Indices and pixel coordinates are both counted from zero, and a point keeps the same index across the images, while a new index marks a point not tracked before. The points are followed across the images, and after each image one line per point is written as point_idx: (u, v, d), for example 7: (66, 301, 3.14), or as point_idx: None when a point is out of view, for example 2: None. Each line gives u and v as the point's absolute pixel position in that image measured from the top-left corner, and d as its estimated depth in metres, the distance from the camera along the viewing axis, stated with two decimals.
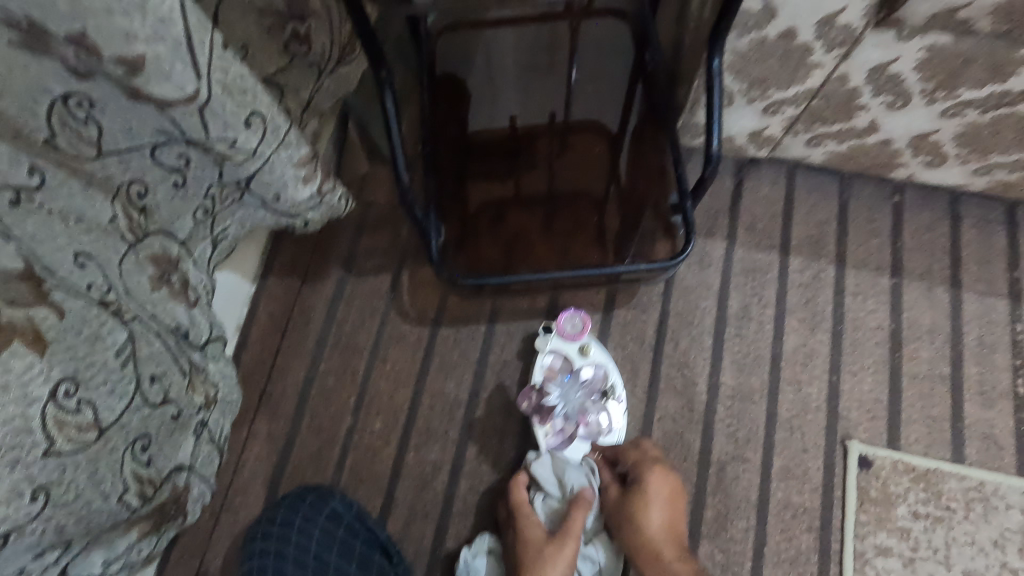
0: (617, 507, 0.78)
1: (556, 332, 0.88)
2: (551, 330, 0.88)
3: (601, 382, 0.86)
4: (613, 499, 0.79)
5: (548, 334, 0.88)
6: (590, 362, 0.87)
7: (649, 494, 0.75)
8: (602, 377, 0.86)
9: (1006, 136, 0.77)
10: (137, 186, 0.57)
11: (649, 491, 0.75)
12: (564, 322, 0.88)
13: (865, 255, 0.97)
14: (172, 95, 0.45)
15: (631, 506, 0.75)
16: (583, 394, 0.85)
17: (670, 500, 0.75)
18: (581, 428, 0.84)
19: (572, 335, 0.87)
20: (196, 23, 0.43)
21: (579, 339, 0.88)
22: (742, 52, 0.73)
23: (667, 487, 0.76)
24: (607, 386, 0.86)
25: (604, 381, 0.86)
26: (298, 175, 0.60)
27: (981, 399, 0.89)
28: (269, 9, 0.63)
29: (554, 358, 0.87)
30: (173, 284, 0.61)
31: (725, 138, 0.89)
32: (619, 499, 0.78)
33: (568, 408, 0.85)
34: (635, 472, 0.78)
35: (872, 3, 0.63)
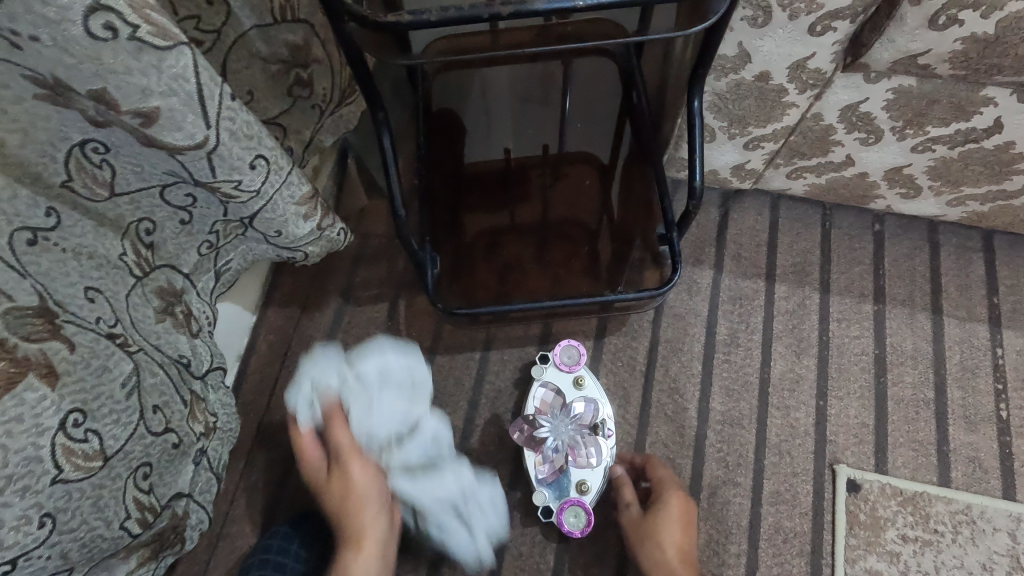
0: (637, 524, 0.81)
1: (549, 365, 0.90)
2: (544, 361, 0.90)
3: (591, 417, 0.87)
4: (631, 514, 0.82)
5: (541, 366, 0.90)
6: (582, 396, 0.89)
7: (668, 517, 0.79)
8: (594, 412, 0.87)
9: (975, 169, 0.81)
10: (145, 224, 0.60)
11: (671, 511, 0.79)
12: (558, 355, 0.90)
13: (848, 282, 1.00)
14: (182, 143, 0.48)
15: (653, 527, 0.79)
16: (575, 428, 0.86)
17: (685, 526, 0.79)
18: (570, 460, 0.86)
19: (565, 368, 0.89)
20: (209, 79, 0.46)
21: (574, 371, 0.90)
22: (720, 92, 0.77)
23: (687, 512, 0.80)
24: (599, 422, 0.87)
25: (597, 418, 0.87)
26: (299, 212, 0.63)
27: (964, 422, 0.91)
28: (274, 58, 0.66)
29: (547, 391, 0.89)
30: (177, 316, 0.64)
31: (709, 171, 0.93)
32: (639, 518, 0.81)
33: (558, 441, 0.86)
34: (658, 491, 0.82)
35: (839, 51, 0.67)
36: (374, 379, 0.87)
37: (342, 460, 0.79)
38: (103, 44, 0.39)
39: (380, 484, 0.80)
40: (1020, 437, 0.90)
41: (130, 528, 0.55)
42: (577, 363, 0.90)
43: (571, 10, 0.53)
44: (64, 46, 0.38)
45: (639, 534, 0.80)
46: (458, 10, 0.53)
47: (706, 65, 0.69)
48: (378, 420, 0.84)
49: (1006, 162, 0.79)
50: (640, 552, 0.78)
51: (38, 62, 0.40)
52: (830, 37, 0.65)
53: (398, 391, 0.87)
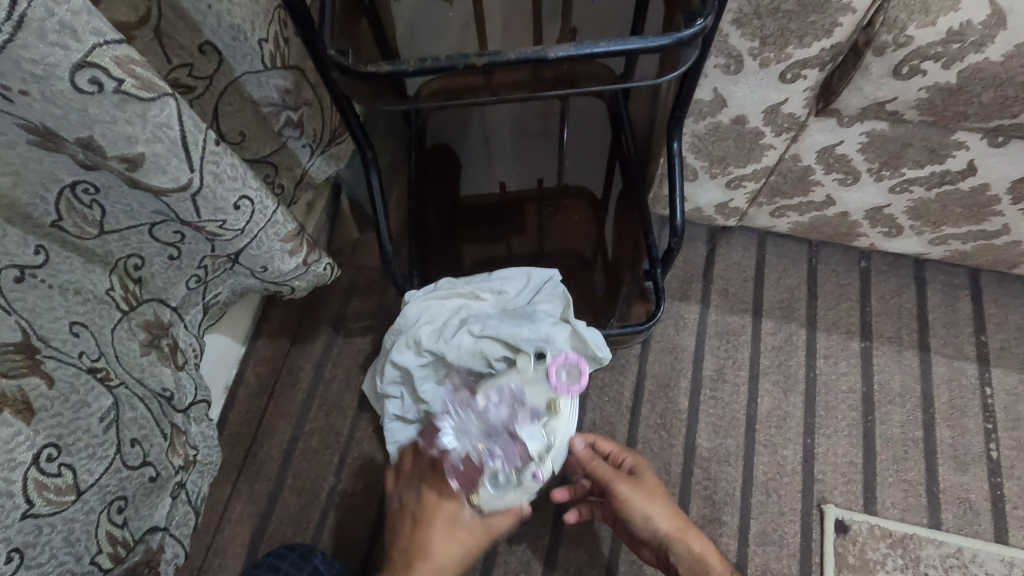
0: (633, 482, 0.75)
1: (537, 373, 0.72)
2: (539, 367, 0.74)
3: (508, 463, 0.69)
4: (627, 482, 0.75)
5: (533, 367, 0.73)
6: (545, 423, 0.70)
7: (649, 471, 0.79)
8: (535, 447, 0.69)
9: (954, 210, 0.82)
10: (134, 259, 0.62)
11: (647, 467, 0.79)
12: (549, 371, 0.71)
13: (835, 318, 1.00)
14: (167, 185, 0.50)
15: (649, 479, 0.77)
16: (490, 446, 0.69)
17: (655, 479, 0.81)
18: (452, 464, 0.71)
19: (550, 380, 0.71)
20: (193, 126, 0.48)
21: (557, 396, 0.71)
22: (700, 134, 0.79)
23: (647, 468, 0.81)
24: (529, 459, 0.69)
25: (534, 452, 0.69)
26: (284, 248, 0.67)
27: (954, 462, 0.90)
28: (265, 101, 0.68)
29: (510, 405, 0.71)
30: (163, 348, 0.66)
31: (694, 208, 0.95)
32: (630, 481, 0.75)
33: (457, 450, 0.71)
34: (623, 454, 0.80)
35: (810, 96, 0.69)
36: (513, 322, 0.82)
37: (433, 517, 0.71)
38: (90, 97, 0.41)
39: (456, 547, 0.71)
40: (1011, 478, 0.89)
41: (100, 563, 0.56)
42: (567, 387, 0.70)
43: (543, 61, 0.54)
44: (52, 99, 0.40)
45: (646, 494, 0.74)
46: (436, 61, 0.54)
47: (683, 111, 0.71)
48: (480, 349, 0.82)
49: (984, 204, 0.80)
50: (654, 509, 0.74)
51: (28, 112, 0.42)
52: (801, 84, 0.67)
53: (502, 346, 0.82)
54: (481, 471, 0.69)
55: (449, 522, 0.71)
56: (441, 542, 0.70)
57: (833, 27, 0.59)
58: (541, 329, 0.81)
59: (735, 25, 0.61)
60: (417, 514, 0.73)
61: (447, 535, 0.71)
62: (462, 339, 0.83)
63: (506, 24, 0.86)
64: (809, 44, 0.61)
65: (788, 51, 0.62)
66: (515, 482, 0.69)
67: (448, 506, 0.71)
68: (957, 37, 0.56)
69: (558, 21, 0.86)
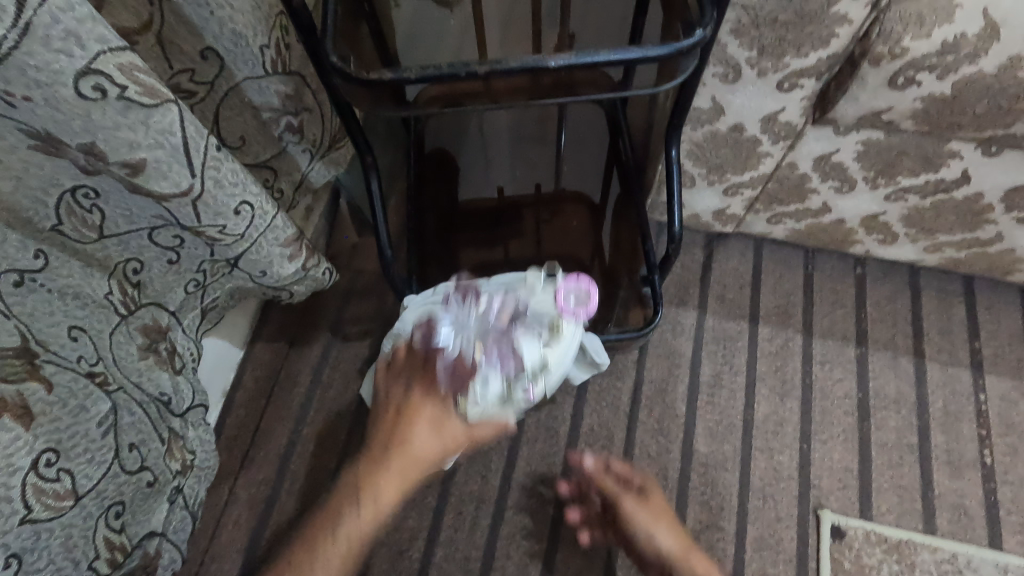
0: (639, 499, 0.80)
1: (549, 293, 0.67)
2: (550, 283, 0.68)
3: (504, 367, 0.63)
4: (628, 496, 0.80)
5: (545, 286, 0.68)
6: (550, 340, 0.65)
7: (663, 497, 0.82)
8: (533, 359, 0.64)
9: (948, 218, 0.83)
10: (133, 263, 0.62)
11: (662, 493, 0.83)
12: (560, 292, 0.66)
13: (831, 324, 1.01)
14: (168, 191, 0.50)
15: (660, 501, 0.80)
16: (489, 348, 0.64)
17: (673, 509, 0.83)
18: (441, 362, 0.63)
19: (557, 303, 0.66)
20: (194, 133, 0.48)
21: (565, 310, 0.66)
22: (698, 141, 0.79)
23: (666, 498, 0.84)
24: (526, 370, 0.64)
25: (533, 364, 0.64)
26: (284, 253, 0.67)
27: (949, 468, 0.91)
28: (265, 106, 0.69)
29: (512, 309, 0.66)
30: (161, 352, 0.66)
31: (691, 214, 0.95)
32: (637, 499, 0.80)
33: (454, 346, 0.64)
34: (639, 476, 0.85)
35: (807, 105, 0.69)
36: None
37: (419, 409, 0.61)
38: (92, 103, 0.41)
39: (442, 445, 0.62)
40: (1005, 484, 0.89)
41: (98, 568, 0.55)
42: (573, 311, 0.65)
43: (543, 69, 0.54)
44: (54, 105, 0.41)
45: (650, 512, 0.78)
46: (437, 68, 0.55)
47: (682, 118, 0.72)
48: None
49: (978, 213, 0.81)
50: (656, 526, 0.77)
51: (30, 117, 0.42)
52: (798, 93, 0.67)
53: None
54: (474, 370, 0.63)
55: (432, 421, 0.61)
56: (426, 439, 0.61)
57: (829, 38, 0.60)
58: None
59: (733, 35, 0.62)
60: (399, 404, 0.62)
61: (434, 429, 0.61)
62: None
63: (504, 27, 0.87)
64: (806, 54, 0.62)
65: (785, 60, 0.63)
66: (505, 393, 0.63)
67: (432, 403, 0.62)
68: (952, 48, 0.57)
69: (556, 28, 0.87)
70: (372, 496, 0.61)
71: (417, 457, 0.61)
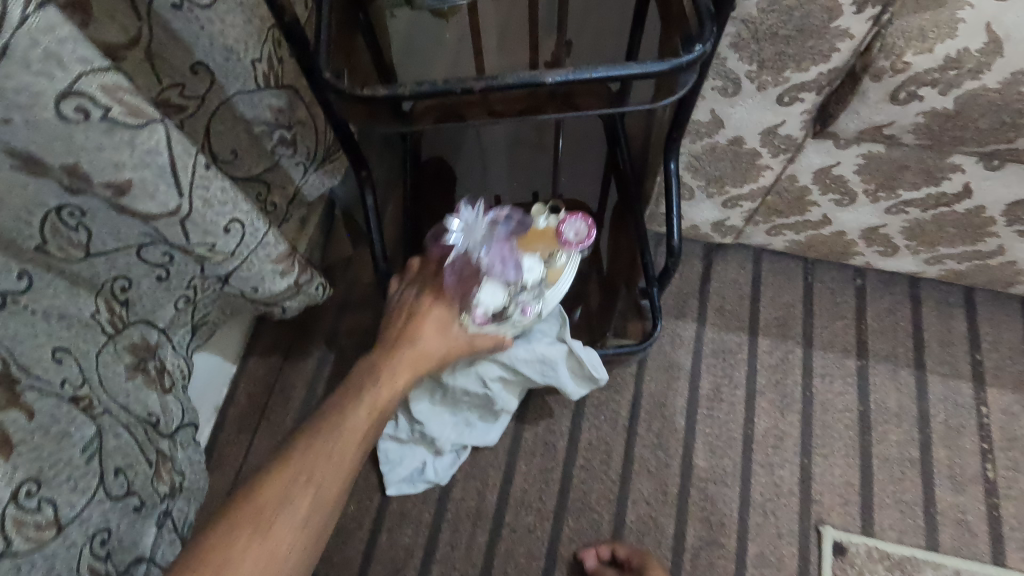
0: None
1: (553, 220, 0.68)
2: (553, 217, 0.68)
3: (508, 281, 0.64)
4: None
5: (549, 215, 0.68)
6: (549, 265, 0.67)
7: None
8: (533, 277, 0.64)
9: (949, 230, 0.82)
10: (121, 282, 0.61)
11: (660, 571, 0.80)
12: (561, 222, 0.66)
13: (831, 336, 1.00)
14: (155, 211, 0.49)
15: None
16: (494, 258, 0.64)
17: None
18: (452, 265, 0.66)
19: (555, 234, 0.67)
20: (182, 151, 0.47)
21: (564, 247, 0.67)
22: (697, 154, 0.78)
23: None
24: (525, 283, 0.64)
25: (532, 278, 0.64)
26: (275, 269, 0.66)
27: (951, 483, 0.90)
28: (258, 121, 0.67)
29: (520, 228, 0.68)
30: (150, 371, 0.64)
31: (690, 225, 0.94)
32: None
33: (465, 250, 0.65)
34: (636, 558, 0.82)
35: (807, 119, 0.68)
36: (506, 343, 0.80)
37: (428, 310, 0.66)
38: (74, 125, 0.40)
39: (448, 346, 0.65)
40: (1007, 499, 0.88)
41: None
42: (571, 245, 0.66)
43: (538, 85, 0.53)
44: (36, 128, 0.40)
45: None
46: (432, 83, 0.53)
47: (681, 131, 0.71)
48: (473, 371, 0.82)
49: (979, 226, 0.80)
50: None
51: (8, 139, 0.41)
52: (798, 107, 0.66)
53: (495, 368, 0.82)
54: (480, 274, 0.64)
55: (442, 321, 0.65)
56: (434, 337, 0.64)
57: (830, 53, 0.59)
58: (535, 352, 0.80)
59: (733, 49, 0.61)
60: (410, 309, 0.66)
61: (441, 326, 0.65)
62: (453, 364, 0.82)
63: (502, 28, 0.85)
64: (806, 68, 0.61)
65: (785, 74, 0.62)
66: (504, 306, 0.64)
67: (441, 307, 0.66)
68: (954, 63, 0.56)
69: (552, 35, 0.86)
70: (388, 384, 0.62)
71: (424, 352, 0.64)
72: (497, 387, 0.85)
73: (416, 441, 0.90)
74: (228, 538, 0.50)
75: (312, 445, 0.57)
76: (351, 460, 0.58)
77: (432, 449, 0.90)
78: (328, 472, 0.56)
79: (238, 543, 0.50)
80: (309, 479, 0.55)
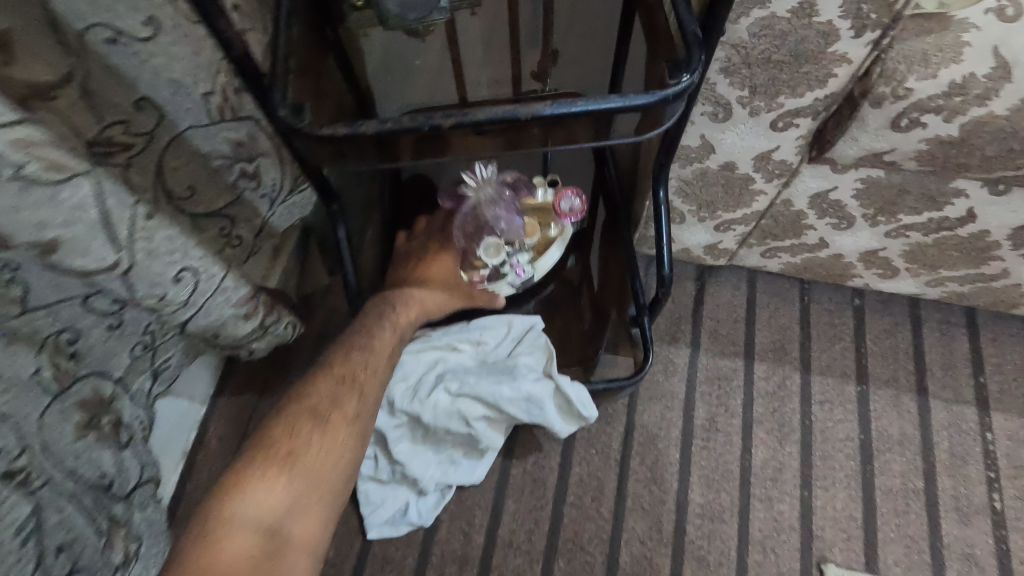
0: None
1: (551, 194, 0.78)
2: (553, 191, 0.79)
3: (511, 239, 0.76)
4: None
5: (547, 189, 0.79)
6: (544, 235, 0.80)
7: None
8: (529, 242, 0.78)
9: (951, 254, 0.79)
10: (66, 334, 0.56)
11: None
12: (559, 196, 0.76)
13: (829, 360, 0.96)
14: (92, 266, 0.46)
15: None
16: (504, 217, 0.75)
17: None
18: (464, 218, 0.76)
19: (557, 205, 0.77)
20: (115, 204, 0.46)
21: (563, 219, 0.77)
22: (687, 179, 0.74)
23: None
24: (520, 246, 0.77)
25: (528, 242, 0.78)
26: (238, 313, 0.62)
27: (958, 515, 0.86)
28: (215, 154, 0.64)
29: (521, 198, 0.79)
30: (103, 428, 0.60)
31: (681, 249, 0.90)
32: None
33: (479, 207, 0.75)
34: None
35: (802, 144, 0.64)
36: (492, 377, 0.80)
37: (438, 258, 0.76)
38: None
39: (453, 290, 0.74)
40: (1016, 531, 0.85)
41: None
42: (569, 215, 0.77)
43: (515, 121, 0.49)
44: None
45: None
46: (397, 122, 0.49)
47: (669, 158, 0.67)
48: (458, 410, 0.79)
49: (983, 249, 0.76)
50: None
51: None
52: (793, 132, 0.62)
53: (481, 405, 0.80)
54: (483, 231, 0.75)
55: (449, 270, 0.75)
56: (445, 280, 0.74)
57: (827, 78, 0.55)
58: (522, 389, 0.78)
59: (723, 74, 0.57)
60: (422, 256, 0.77)
61: (449, 273, 0.75)
62: (438, 402, 0.79)
63: (488, 38, 0.78)
64: (802, 94, 0.57)
65: (780, 100, 0.58)
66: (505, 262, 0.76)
67: (447, 257, 0.76)
68: (959, 89, 0.53)
69: (538, 46, 0.77)
70: (409, 309, 0.68)
71: (438, 289, 0.73)
72: (482, 426, 0.81)
73: (398, 481, 0.85)
74: (291, 432, 0.56)
75: (350, 358, 0.62)
76: (387, 368, 0.63)
77: (415, 489, 0.85)
78: (367, 377, 0.61)
79: (299, 434, 0.56)
80: (353, 382, 0.60)
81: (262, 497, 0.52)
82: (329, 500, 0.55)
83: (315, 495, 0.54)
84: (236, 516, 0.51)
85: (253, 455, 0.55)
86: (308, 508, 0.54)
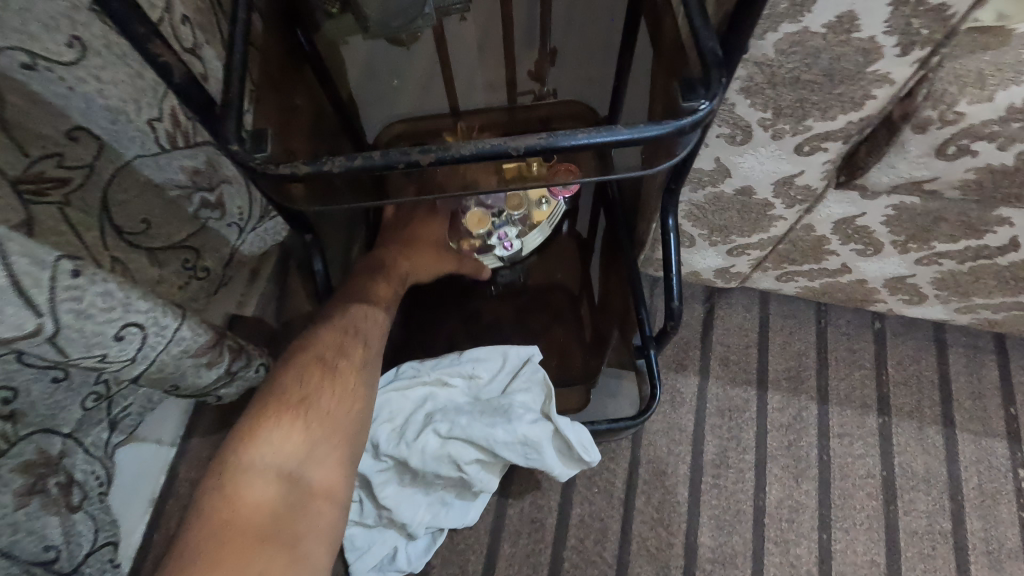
0: None
1: None
2: None
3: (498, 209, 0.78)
4: None
5: None
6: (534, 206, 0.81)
7: None
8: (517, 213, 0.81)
9: (987, 282, 0.72)
10: (3, 393, 0.49)
11: None
12: None
13: (848, 390, 0.89)
14: (8, 334, 0.42)
15: None
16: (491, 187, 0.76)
17: None
18: None
19: None
20: (28, 266, 0.41)
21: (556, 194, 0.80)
22: (698, 204, 0.67)
23: None
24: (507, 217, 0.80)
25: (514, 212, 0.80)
26: (198, 363, 0.57)
27: (988, 560, 0.80)
28: (171, 184, 0.59)
29: None
30: (51, 492, 0.54)
31: (690, 272, 0.84)
32: None
33: None
34: None
35: (830, 169, 0.57)
36: (485, 419, 0.72)
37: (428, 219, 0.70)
38: None
39: (445, 256, 0.71)
40: None
41: None
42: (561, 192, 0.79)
43: (505, 156, 0.42)
44: None
45: None
46: (367, 157, 0.41)
47: (679, 184, 0.60)
48: (447, 453, 0.72)
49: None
50: None
51: None
52: (820, 157, 0.55)
53: (473, 448, 0.73)
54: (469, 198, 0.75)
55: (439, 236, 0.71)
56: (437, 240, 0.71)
57: (864, 100, 0.48)
58: (517, 433, 0.72)
59: (743, 94, 0.50)
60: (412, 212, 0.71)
61: (440, 242, 0.71)
62: (425, 446, 0.72)
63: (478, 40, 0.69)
64: (833, 117, 0.50)
65: (807, 123, 0.52)
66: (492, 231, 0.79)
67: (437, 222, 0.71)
68: (1017, 114, 0.46)
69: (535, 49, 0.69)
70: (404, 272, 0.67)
71: (431, 252, 0.70)
72: (474, 470, 0.74)
73: (385, 525, 0.78)
74: (302, 379, 0.55)
75: (352, 312, 0.61)
76: (385, 319, 0.63)
77: (403, 533, 0.78)
78: (368, 327, 0.60)
79: (310, 383, 0.55)
80: (358, 334, 0.59)
81: (278, 445, 0.52)
82: (348, 444, 0.55)
83: (331, 443, 0.53)
84: (255, 462, 0.51)
85: (265, 405, 0.54)
86: (328, 450, 0.53)
